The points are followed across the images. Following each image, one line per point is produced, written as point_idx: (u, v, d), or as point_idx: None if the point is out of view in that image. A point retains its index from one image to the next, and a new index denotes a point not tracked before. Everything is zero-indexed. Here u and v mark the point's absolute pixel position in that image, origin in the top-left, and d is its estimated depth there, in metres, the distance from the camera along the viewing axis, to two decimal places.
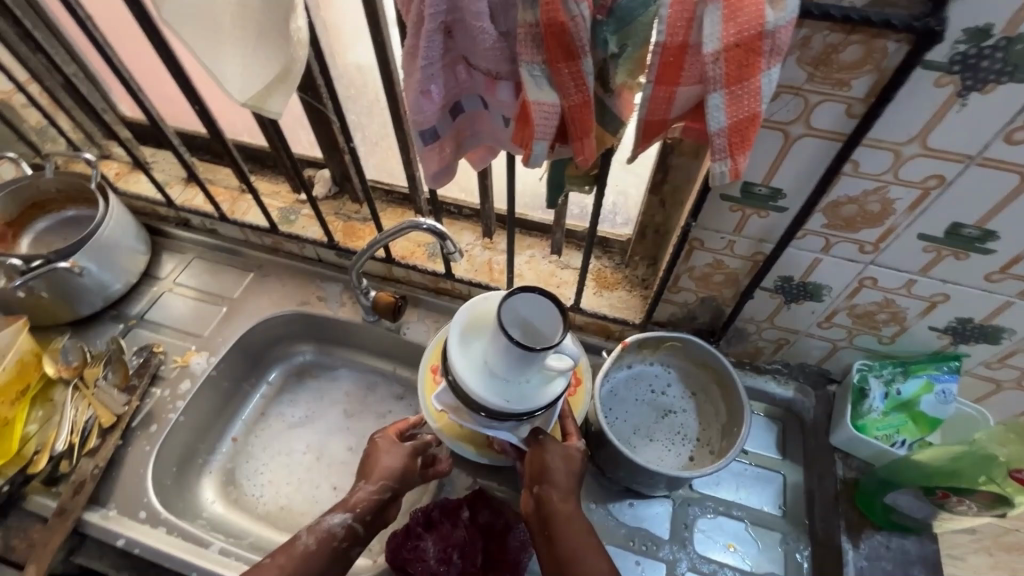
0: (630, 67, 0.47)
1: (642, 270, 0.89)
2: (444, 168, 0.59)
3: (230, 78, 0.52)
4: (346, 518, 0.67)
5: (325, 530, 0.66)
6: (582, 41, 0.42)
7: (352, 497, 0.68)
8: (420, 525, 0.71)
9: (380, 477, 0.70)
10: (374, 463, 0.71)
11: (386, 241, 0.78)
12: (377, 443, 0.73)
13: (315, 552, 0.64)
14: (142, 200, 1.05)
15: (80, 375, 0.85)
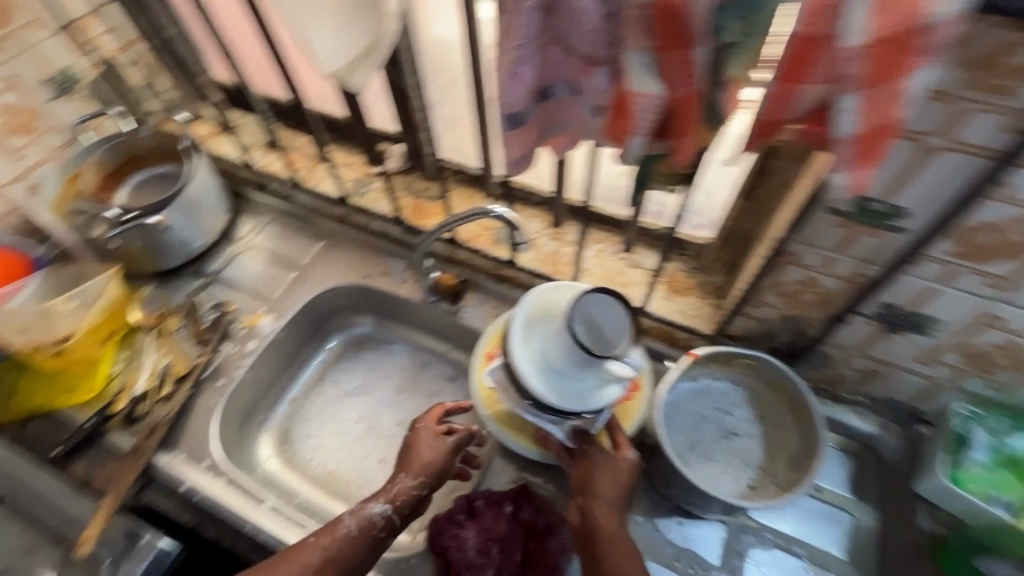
0: (749, 60, 0.41)
1: (718, 276, 0.84)
2: (524, 155, 0.57)
3: (323, 45, 0.52)
4: (388, 508, 0.67)
5: (366, 517, 0.65)
6: (700, 27, 0.38)
7: (392, 487, 0.68)
8: (463, 513, 0.71)
9: (421, 471, 0.70)
10: (415, 455, 0.71)
11: (455, 223, 0.76)
12: (417, 434, 0.74)
13: (356, 538, 0.64)
14: (227, 161, 1.10)
15: (160, 324, 0.91)
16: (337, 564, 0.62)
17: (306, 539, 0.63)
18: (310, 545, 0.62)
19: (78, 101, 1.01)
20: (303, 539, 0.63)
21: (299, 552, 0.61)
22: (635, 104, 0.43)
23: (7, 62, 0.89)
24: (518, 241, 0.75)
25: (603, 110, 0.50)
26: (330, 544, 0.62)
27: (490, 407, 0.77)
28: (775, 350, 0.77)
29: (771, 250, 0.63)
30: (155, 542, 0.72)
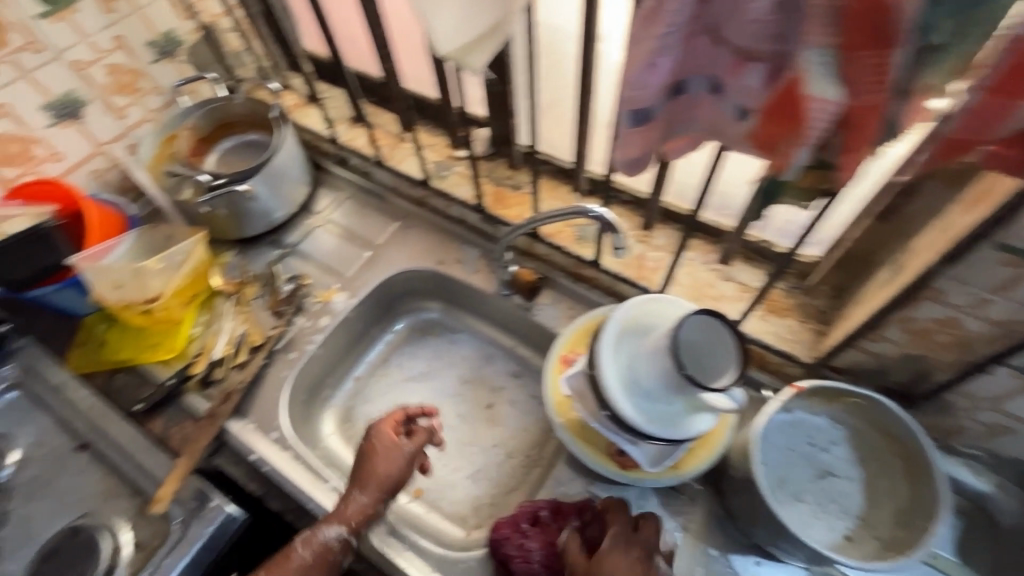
0: (951, 68, 0.35)
1: (822, 300, 0.77)
2: (642, 156, 0.52)
3: (441, 23, 0.48)
4: (343, 532, 0.68)
5: (320, 544, 0.67)
6: (906, 24, 0.32)
7: (348, 507, 0.69)
8: (527, 520, 0.70)
9: (374, 484, 0.71)
10: (371, 469, 0.71)
11: (545, 220, 0.73)
12: (372, 444, 0.73)
13: (312, 565, 0.66)
14: (311, 133, 1.10)
15: (239, 291, 0.93)
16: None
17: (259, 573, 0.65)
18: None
19: (178, 64, 1.03)
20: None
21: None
22: (808, 109, 0.38)
23: (117, 23, 0.91)
24: (618, 244, 0.68)
25: (748, 112, 0.44)
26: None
27: (562, 414, 0.75)
28: (885, 389, 0.69)
29: (908, 283, 0.56)
30: (223, 507, 0.73)
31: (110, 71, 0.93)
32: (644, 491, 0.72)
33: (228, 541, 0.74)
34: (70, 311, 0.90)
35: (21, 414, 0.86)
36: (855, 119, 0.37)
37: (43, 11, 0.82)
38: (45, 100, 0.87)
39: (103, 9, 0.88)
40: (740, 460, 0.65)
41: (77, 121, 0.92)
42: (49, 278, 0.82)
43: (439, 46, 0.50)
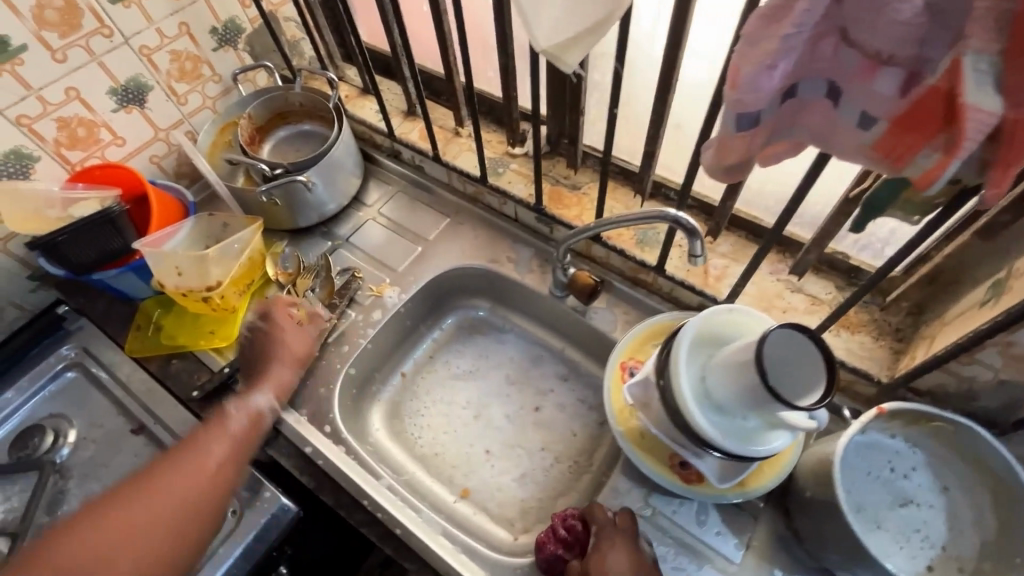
0: None
1: (898, 317, 0.73)
2: (741, 163, 0.50)
3: (542, 18, 0.46)
4: (274, 402, 0.77)
5: (254, 409, 0.75)
6: None
7: (273, 382, 0.79)
8: (560, 527, 0.68)
9: (293, 358, 0.81)
10: (278, 345, 0.81)
11: (615, 224, 0.71)
12: (278, 327, 0.82)
13: (249, 428, 0.73)
14: (364, 125, 1.09)
15: (293, 282, 0.93)
16: (236, 445, 0.70)
17: (198, 434, 0.69)
18: (204, 440, 0.68)
19: (237, 53, 1.03)
20: (192, 435, 0.69)
21: (195, 448, 0.67)
22: (965, 122, 0.35)
23: (183, 9, 0.91)
24: (695, 252, 0.63)
25: (870, 119, 0.42)
26: (228, 438, 0.69)
27: (622, 423, 0.73)
28: (969, 414, 0.66)
29: (1016, 305, 0.52)
30: (277, 497, 0.74)
31: (173, 58, 0.94)
32: (705, 506, 0.70)
33: (281, 532, 0.74)
34: (127, 295, 0.90)
35: (81, 394, 0.88)
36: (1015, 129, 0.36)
37: None
38: (112, 85, 0.88)
39: None
40: (814, 479, 0.63)
41: (140, 107, 0.93)
42: (113, 261, 0.82)
43: (537, 41, 0.48)
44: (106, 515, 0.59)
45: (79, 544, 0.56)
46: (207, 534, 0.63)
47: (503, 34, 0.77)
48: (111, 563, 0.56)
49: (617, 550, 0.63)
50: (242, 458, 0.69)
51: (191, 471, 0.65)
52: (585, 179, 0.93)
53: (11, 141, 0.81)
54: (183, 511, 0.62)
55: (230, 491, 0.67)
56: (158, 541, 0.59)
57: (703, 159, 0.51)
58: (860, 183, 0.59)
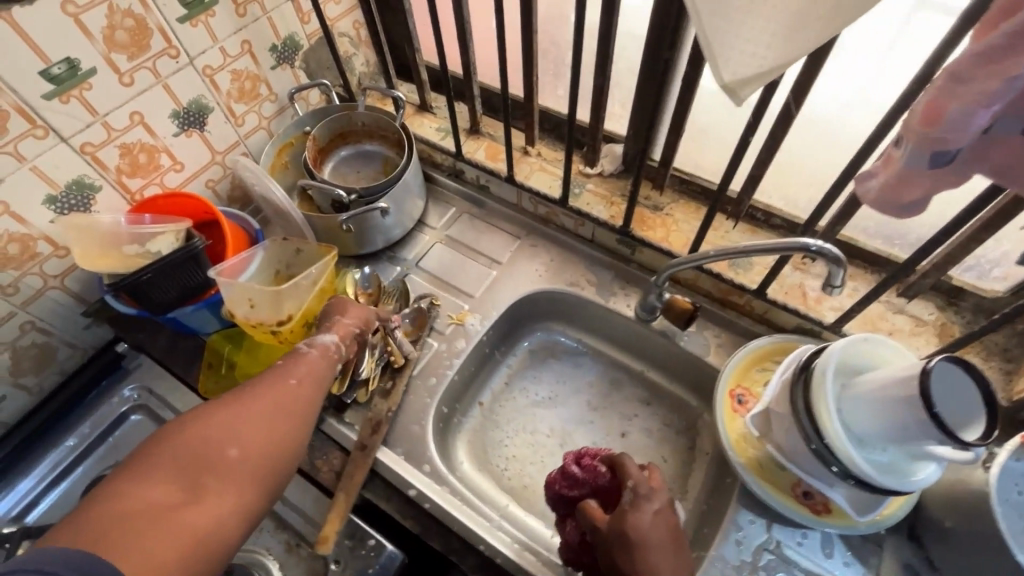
0: None
1: (1003, 338, 0.74)
2: (921, 200, 0.49)
3: (731, 50, 0.44)
4: (337, 340, 0.73)
5: (321, 344, 0.72)
6: None
7: (334, 326, 0.75)
8: (570, 466, 0.70)
9: (355, 314, 0.77)
10: (343, 303, 0.78)
11: (733, 253, 0.69)
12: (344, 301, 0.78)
13: (320, 361, 0.70)
14: (425, 144, 1.04)
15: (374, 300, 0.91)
16: (314, 373, 0.68)
17: (274, 365, 0.68)
18: (279, 369, 0.67)
19: (293, 71, 0.98)
20: (268, 367, 0.67)
21: (272, 377, 0.66)
22: None
23: (246, 27, 0.86)
24: (835, 281, 0.62)
25: None
26: (304, 366, 0.68)
27: (741, 453, 0.73)
28: None
29: None
30: (383, 545, 0.70)
31: (233, 77, 0.88)
32: (830, 537, 0.69)
33: None
34: (193, 330, 0.86)
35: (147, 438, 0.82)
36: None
37: (183, 15, 0.77)
38: (174, 108, 0.83)
39: (236, 12, 0.83)
40: (954, 510, 0.62)
41: (200, 130, 0.88)
42: (191, 298, 0.79)
43: (719, 75, 0.46)
44: (206, 416, 0.57)
45: (184, 440, 0.54)
46: (297, 443, 0.62)
47: (604, 56, 0.74)
48: (218, 453, 0.55)
49: (652, 510, 0.61)
50: (318, 380, 0.68)
51: (274, 389, 0.64)
52: (667, 201, 0.91)
53: (73, 171, 0.75)
54: (275, 420, 0.61)
55: (313, 413, 0.66)
56: (257, 435, 0.58)
57: (873, 190, 0.50)
58: (1003, 213, 0.58)
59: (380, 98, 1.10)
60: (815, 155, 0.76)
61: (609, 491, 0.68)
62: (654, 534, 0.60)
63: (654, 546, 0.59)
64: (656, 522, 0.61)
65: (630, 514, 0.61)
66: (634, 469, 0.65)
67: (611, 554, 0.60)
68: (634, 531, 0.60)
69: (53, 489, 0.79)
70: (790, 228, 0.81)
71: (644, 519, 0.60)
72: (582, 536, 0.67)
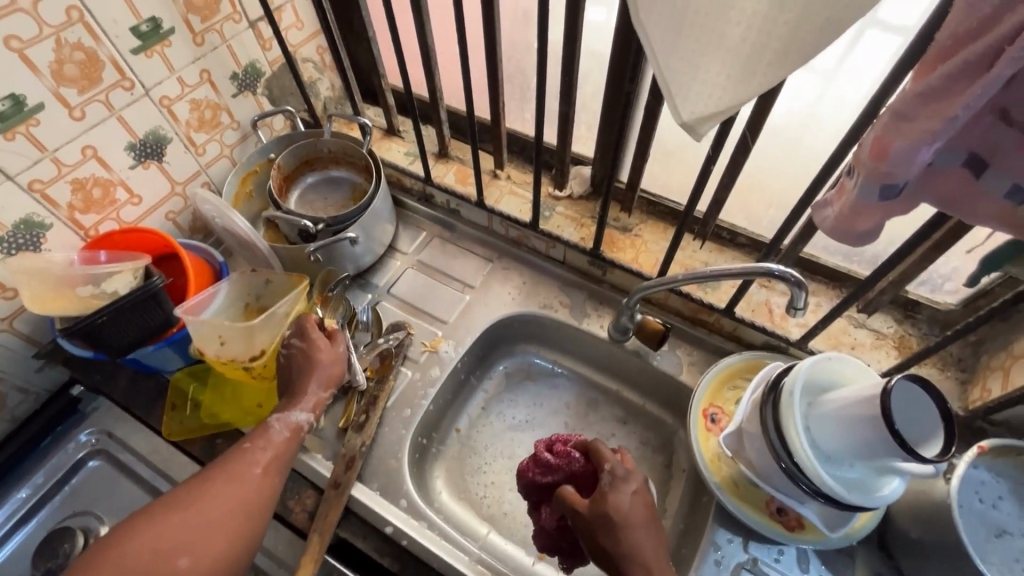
0: None
1: (958, 349, 0.77)
2: (874, 229, 0.51)
3: (688, 88, 0.45)
4: (312, 417, 0.70)
5: (294, 423, 0.69)
6: None
7: (310, 398, 0.71)
8: (543, 453, 0.70)
9: (328, 382, 0.73)
10: (313, 369, 0.72)
11: (700, 277, 0.70)
12: (316, 341, 0.73)
13: (290, 442, 0.68)
14: (394, 169, 1.03)
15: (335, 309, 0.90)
16: (279, 459, 0.66)
17: (241, 447, 0.65)
18: (248, 451, 0.65)
19: (256, 98, 0.96)
20: (236, 447, 0.65)
21: (240, 458, 0.64)
22: None
23: (205, 56, 0.84)
24: (798, 304, 0.64)
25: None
26: (270, 453, 0.66)
27: (715, 473, 0.74)
28: None
29: None
30: None
31: (192, 107, 0.86)
32: (806, 552, 0.71)
33: None
34: (154, 369, 0.83)
35: (109, 483, 0.79)
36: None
37: (137, 46, 0.75)
38: (130, 140, 0.80)
39: (194, 41, 0.82)
40: (919, 522, 0.64)
41: (158, 161, 0.85)
42: (152, 338, 0.76)
43: (678, 113, 0.47)
44: (158, 519, 0.57)
45: (132, 551, 0.55)
46: (255, 541, 0.61)
47: (568, 85, 0.75)
48: (166, 565, 0.55)
49: (630, 490, 0.62)
50: (284, 466, 0.66)
51: (237, 479, 0.62)
52: (636, 221, 0.92)
53: (21, 210, 0.72)
54: (234, 521, 0.60)
55: (275, 502, 0.64)
56: (211, 543, 0.57)
57: (829, 220, 0.52)
58: (951, 233, 0.61)
59: (347, 123, 1.09)
60: (774, 177, 0.78)
61: (584, 476, 0.67)
62: (633, 513, 0.60)
63: (635, 525, 0.59)
64: (636, 502, 0.61)
65: (609, 495, 0.61)
66: (609, 454, 0.65)
67: (591, 536, 0.60)
68: (613, 510, 0.60)
69: (8, 541, 0.75)
70: (754, 246, 0.83)
71: (624, 500, 0.61)
72: (559, 521, 0.69)
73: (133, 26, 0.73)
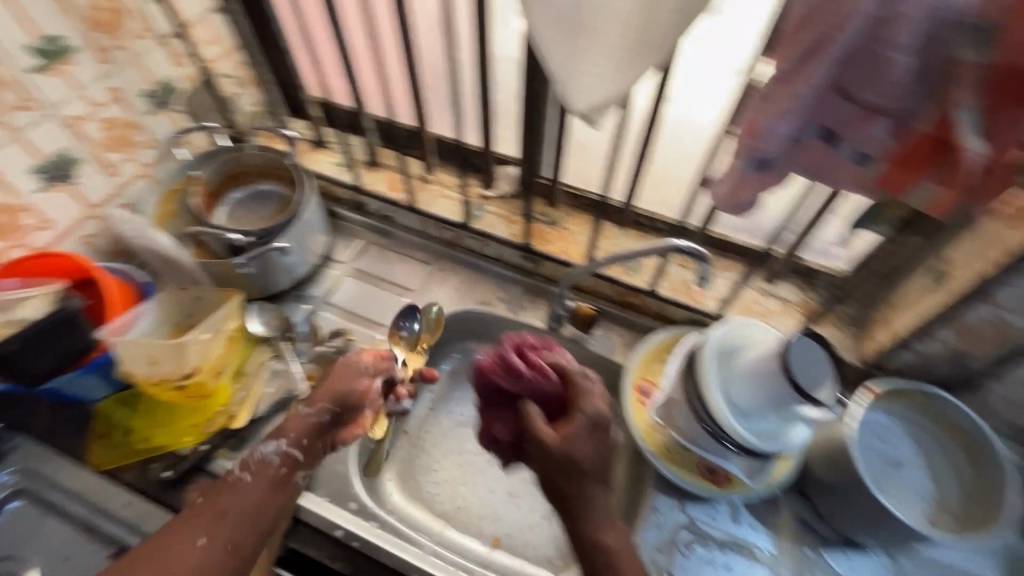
0: None
1: (853, 308, 0.85)
2: (756, 199, 0.56)
3: (579, 83, 0.50)
4: (280, 448, 0.69)
5: (260, 459, 0.69)
6: None
7: (292, 420, 0.72)
8: (515, 360, 0.67)
9: (324, 401, 0.73)
10: (332, 386, 0.74)
11: (620, 259, 0.75)
12: (346, 362, 0.77)
13: (250, 483, 0.66)
14: (325, 180, 1.04)
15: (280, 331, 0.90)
16: (239, 508, 0.64)
17: (194, 503, 0.64)
18: (200, 509, 0.63)
19: (173, 115, 0.94)
20: (188, 507, 0.64)
21: (190, 517, 0.62)
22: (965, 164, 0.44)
23: (114, 74, 0.83)
24: (705, 276, 0.70)
25: (869, 157, 0.50)
26: (225, 505, 0.64)
27: (650, 442, 0.78)
28: (930, 381, 0.78)
29: (961, 293, 0.64)
30: None
31: (104, 126, 0.84)
32: (736, 505, 0.77)
33: None
34: (77, 399, 0.81)
35: None
36: (996, 169, 0.45)
37: (38, 65, 0.73)
38: (36, 162, 0.77)
39: (100, 59, 0.80)
40: (826, 465, 0.71)
41: (69, 183, 0.82)
42: (71, 364, 0.74)
43: (572, 105, 0.52)
44: None
45: None
46: None
47: (484, 87, 0.78)
48: None
49: (601, 439, 0.62)
50: (243, 517, 0.64)
51: (186, 543, 0.60)
52: (562, 215, 0.96)
53: None
54: None
55: (235, 557, 0.61)
56: None
57: (718, 195, 0.57)
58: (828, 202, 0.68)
59: (271, 137, 1.08)
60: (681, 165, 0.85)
61: (553, 399, 0.66)
62: (599, 461, 0.61)
63: (596, 474, 0.61)
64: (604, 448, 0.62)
65: (578, 440, 0.61)
66: (586, 394, 0.64)
67: (553, 477, 0.61)
68: (584, 456, 0.60)
69: None
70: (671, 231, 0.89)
71: (594, 447, 0.61)
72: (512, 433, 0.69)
73: (31, 45, 0.71)
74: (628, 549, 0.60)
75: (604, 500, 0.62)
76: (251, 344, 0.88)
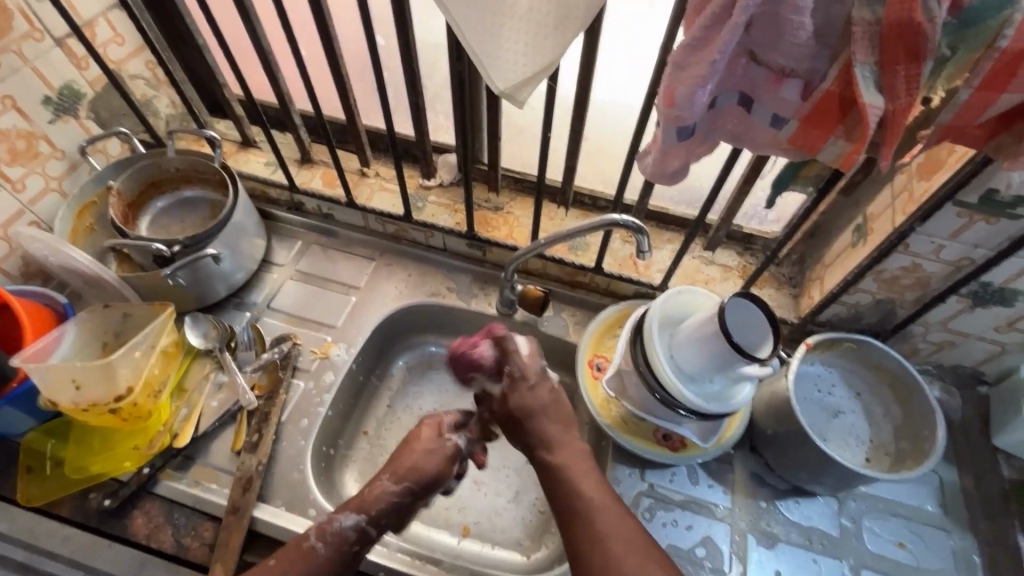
0: (951, 72, 0.46)
1: (788, 268, 0.88)
2: (682, 167, 0.57)
3: (496, 59, 0.49)
4: (357, 523, 0.64)
5: (337, 532, 0.63)
6: (934, 41, 0.42)
7: (367, 494, 0.66)
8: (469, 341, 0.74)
9: (405, 476, 0.67)
10: (407, 457, 0.68)
11: (562, 238, 0.75)
12: (420, 431, 0.72)
13: (325, 557, 0.62)
14: (256, 181, 0.99)
15: (223, 340, 0.85)
16: None
17: (266, 565, 0.60)
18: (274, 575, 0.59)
19: (80, 122, 0.88)
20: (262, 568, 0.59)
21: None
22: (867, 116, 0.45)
23: (4, 81, 0.76)
24: (643, 248, 0.70)
25: (782, 119, 0.51)
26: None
27: (606, 415, 0.80)
28: (861, 330, 0.83)
29: (882, 244, 0.68)
30: None
31: None
32: (693, 467, 0.80)
33: None
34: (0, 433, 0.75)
35: None
36: (895, 121, 0.47)
37: None
38: None
39: None
40: (773, 419, 0.74)
41: None
42: None
43: (493, 83, 0.51)
44: None
45: None
46: None
47: (412, 77, 0.76)
48: None
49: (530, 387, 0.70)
50: None
51: None
52: (505, 199, 0.96)
53: None
54: None
55: None
56: None
57: (647, 166, 0.57)
58: (755, 167, 0.70)
59: (195, 139, 1.03)
60: (615, 141, 0.85)
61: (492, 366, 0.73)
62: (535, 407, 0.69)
63: (536, 412, 0.68)
64: (537, 393, 0.70)
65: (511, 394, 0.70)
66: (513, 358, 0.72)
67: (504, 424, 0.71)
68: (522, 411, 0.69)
69: None
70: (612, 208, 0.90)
71: (524, 397, 0.69)
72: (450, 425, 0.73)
73: None
74: (582, 459, 0.65)
75: (560, 434, 0.67)
76: (190, 358, 0.85)
